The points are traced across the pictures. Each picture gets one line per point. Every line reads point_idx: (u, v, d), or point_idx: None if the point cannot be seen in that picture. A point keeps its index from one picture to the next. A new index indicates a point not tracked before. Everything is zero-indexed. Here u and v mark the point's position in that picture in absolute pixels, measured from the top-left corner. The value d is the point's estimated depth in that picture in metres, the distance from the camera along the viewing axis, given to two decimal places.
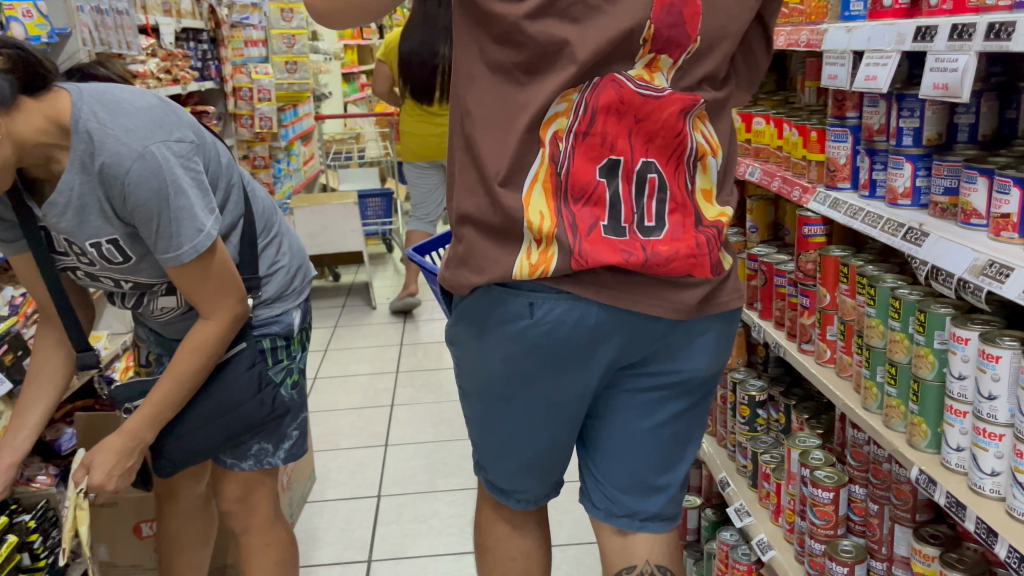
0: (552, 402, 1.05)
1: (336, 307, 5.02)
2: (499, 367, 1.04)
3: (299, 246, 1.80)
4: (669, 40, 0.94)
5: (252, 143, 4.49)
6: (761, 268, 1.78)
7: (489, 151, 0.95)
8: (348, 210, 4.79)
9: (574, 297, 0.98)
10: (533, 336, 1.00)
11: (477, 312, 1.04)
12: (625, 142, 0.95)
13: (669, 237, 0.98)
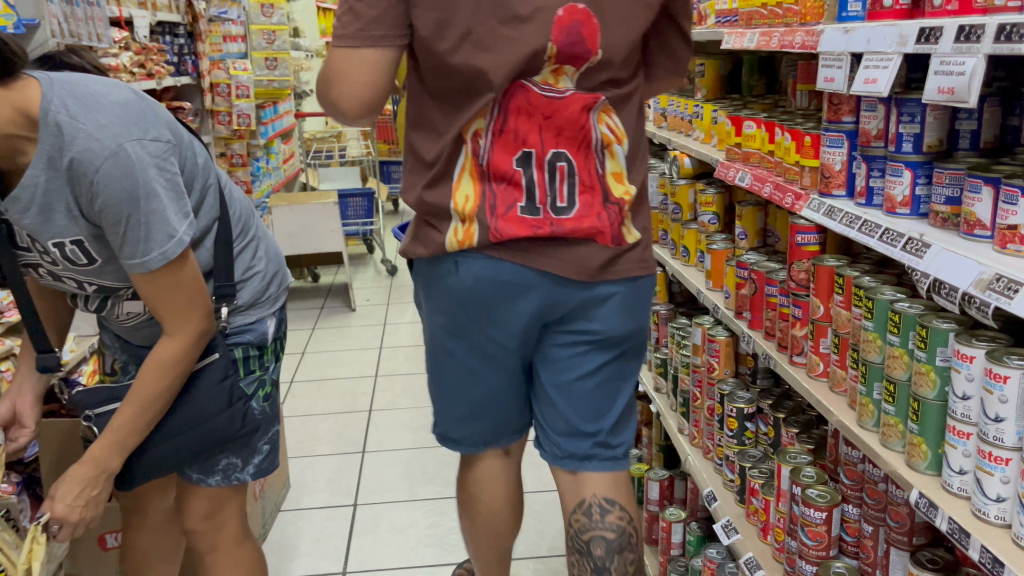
0: (489, 353, 1.26)
1: (315, 308, 4.92)
2: (441, 320, 1.26)
3: (278, 252, 1.72)
4: (572, 54, 1.11)
5: (230, 141, 4.40)
6: (750, 276, 1.73)
7: (429, 158, 1.20)
8: (328, 210, 4.70)
9: (490, 255, 1.19)
10: (459, 291, 1.22)
11: (424, 275, 1.27)
12: (535, 134, 1.15)
13: (577, 215, 1.17)
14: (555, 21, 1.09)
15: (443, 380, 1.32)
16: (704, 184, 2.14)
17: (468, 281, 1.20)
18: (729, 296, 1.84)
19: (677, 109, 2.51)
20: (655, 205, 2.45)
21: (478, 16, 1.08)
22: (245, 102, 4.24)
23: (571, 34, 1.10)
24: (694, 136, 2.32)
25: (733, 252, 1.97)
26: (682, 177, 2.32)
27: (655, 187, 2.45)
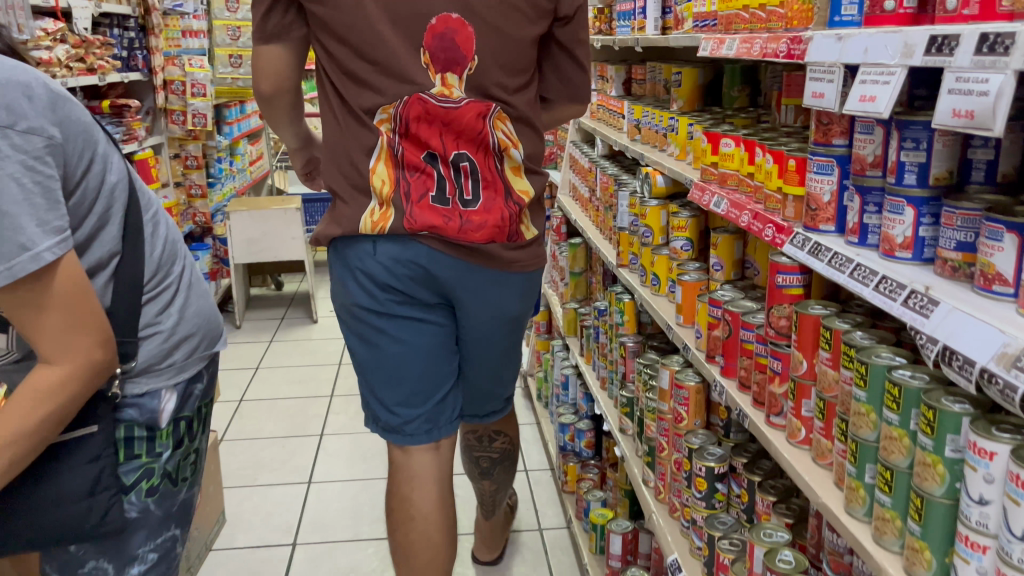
0: (410, 327, 1.60)
1: (275, 319, 4.67)
2: (372, 301, 1.58)
3: (207, 311, 1.47)
4: (448, 61, 1.47)
5: (184, 141, 4.14)
6: (723, 317, 1.51)
7: (352, 144, 1.52)
8: (290, 216, 4.45)
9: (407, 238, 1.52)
10: (381, 271, 1.54)
11: (345, 266, 1.58)
12: (437, 131, 1.50)
13: (481, 209, 1.54)
14: (431, 31, 1.46)
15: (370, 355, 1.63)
16: (677, 207, 1.93)
17: (389, 263, 1.53)
18: (701, 336, 1.62)
19: (651, 122, 2.30)
20: (624, 227, 2.23)
21: (374, 19, 1.45)
22: (201, 101, 3.99)
23: (447, 40, 1.46)
24: (669, 151, 2.12)
25: (707, 285, 1.75)
26: (654, 197, 2.11)
27: (625, 207, 2.24)
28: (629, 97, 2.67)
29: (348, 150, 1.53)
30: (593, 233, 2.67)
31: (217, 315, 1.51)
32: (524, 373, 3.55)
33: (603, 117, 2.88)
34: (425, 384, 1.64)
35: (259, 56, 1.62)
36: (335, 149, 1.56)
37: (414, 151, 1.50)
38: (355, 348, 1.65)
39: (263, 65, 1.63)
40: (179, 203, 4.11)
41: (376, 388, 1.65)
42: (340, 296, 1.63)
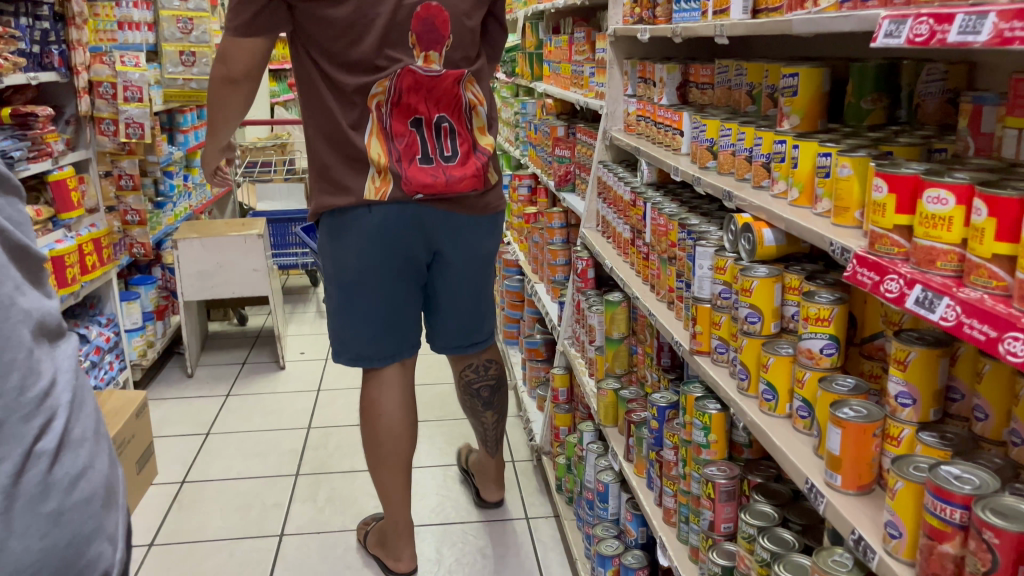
0: (393, 273, 2.03)
1: (235, 365, 3.94)
2: (353, 256, 1.99)
3: (24, 560, 0.79)
4: (430, 40, 1.90)
5: (117, 156, 3.29)
6: (977, 533, 0.81)
7: (336, 110, 1.90)
8: (250, 244, 3.70)
9: (394, 203, 1.96)
10: (371, 229, 1.97)
11: (334, 227, 1.99)
12: (420, 101, 1.93)
13: (460, 163, 2.01)
14: (420, 21, 1.86)
15: (357, 302, 2.03)
16: (812, 287, 1.24)
17: (381, 220, 1.96)
18: (903, 538, 0.92)
19: (739, 146, 1.61)
20: (704, 299, 1.54)
21: (359, 12, 1.80)
22: (136, 106, 3.21)
23: (428, 25, 1.88)
24: (777, 191, 1.43)
25: (885, 428, 1.06)
26: (758, 260, 1.41)
27: (706, 268, 1.54)
28: (691, 107, 1.98)
29: (331, 116, 1.91)
30: (641, 291, 1.97)
31: (61, 568, 0.83)
32: (536, 448, 2.85)
33: (648, 135, 2.20)
34: (385, 330, 2.09)
35: (230, 42, 1.86)
36: (325, 126, 1.94)
37: (401, 122, 1.93)
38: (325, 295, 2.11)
39: (230, 50, 1.87)
40: (114, 231, 3.35)
41: (345, 329, 2.08)
42: (324, 249, 2.04)
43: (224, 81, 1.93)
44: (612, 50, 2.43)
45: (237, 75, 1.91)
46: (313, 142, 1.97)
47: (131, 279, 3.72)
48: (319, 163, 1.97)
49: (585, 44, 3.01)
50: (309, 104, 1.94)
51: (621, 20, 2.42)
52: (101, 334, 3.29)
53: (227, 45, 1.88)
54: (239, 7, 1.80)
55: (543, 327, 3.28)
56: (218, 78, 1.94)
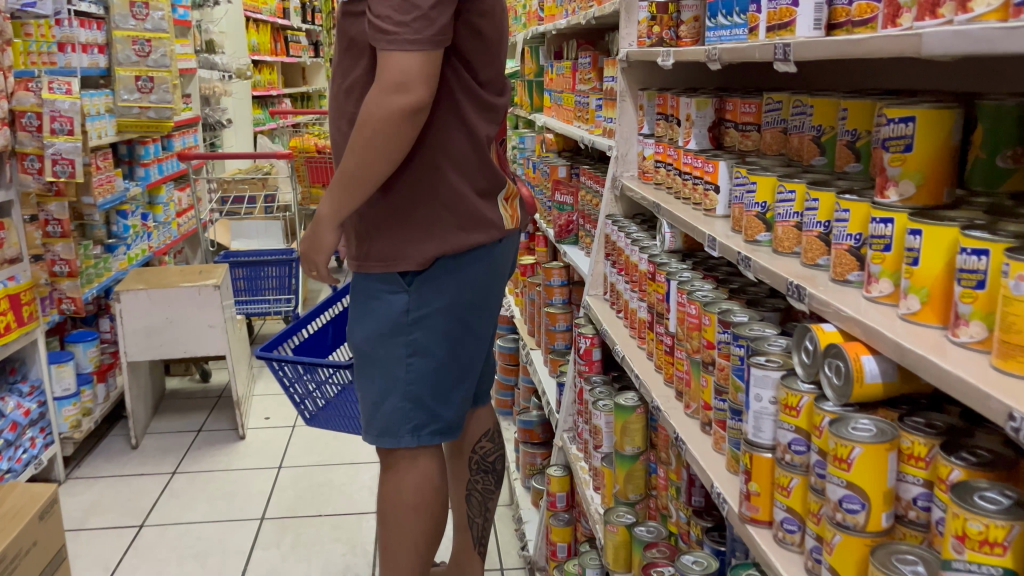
0: (491, 314, 1.88)
1: (189, 432, 3.43)
2: (467, 297, 1.78)
3: None
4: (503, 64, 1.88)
5: (45, 200, 2.80)
6: None
7: (476, 135, 1.71)
8: (206, 297, 3.21)
9: (511, 233, 1.88)
10: (491, 268, 1.82)
11: (440, 269, 1.72)
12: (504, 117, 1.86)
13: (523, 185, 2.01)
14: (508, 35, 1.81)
15: (466, 352, 1.81)
16: (969, 483, 0.75)
17: (504, 253, 1.85)
18: None
19: (809, 217, 1.14)
20: (764, 447, 1.04)
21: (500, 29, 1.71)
22: (64, 140, 2.73)
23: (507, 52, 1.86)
24: (880, 292, 0.95)
25: None
26: (851, 404, 0.91)
27: (766, 402, 1.04)
28: (728, 154, 1.52)
29: (473, 143, 1.71)
30: (662, 398, 1.48)
31: None
32: (529, 558, 2.34)
33: (674, 189, 1.72)
34: (472, 383, 1.86)
35: (410, 56, 1.36)
36: (454, 152, 1.69)
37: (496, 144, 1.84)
38: (402, 362, 1.73)
39: (408, 68, 1.37)
40: (40, 283, 2.83)
41: (437, 391, 1.78)
42: (419, 301, 1.71)
43: (403, 115, 1.39)
44: (625, 79, 1.98)
45: (422, 103, 1.40)
46: (442, 175, 1.69)
47: (68, 336, 3.23)
48: (450, 198, 1.70)
49: (591, 71, 2.55)
50: (439, 130, 1.67)
51: (635, 41, 1.96)
52: (20, 407, 2.79)
53: (401, 63, 1.36)
54: (430, 7, 1.35)
55: (539, 400, 2.78)
56: (395, 109, 1.38)
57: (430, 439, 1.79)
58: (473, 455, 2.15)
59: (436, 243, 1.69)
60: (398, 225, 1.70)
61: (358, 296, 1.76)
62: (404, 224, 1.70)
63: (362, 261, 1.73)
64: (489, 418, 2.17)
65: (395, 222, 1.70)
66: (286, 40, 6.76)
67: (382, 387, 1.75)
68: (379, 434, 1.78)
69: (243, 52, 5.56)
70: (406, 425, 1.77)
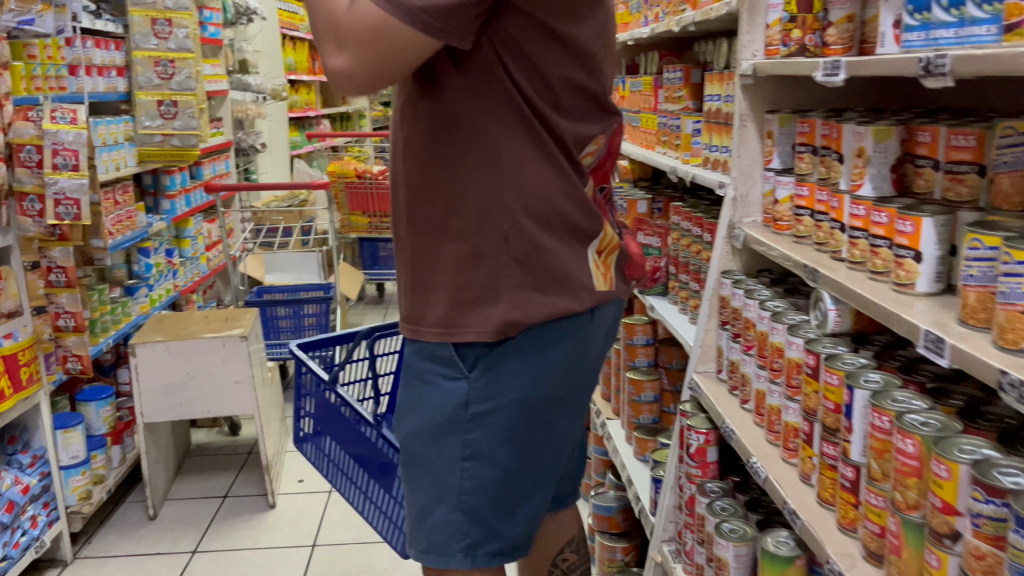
0: (580, 404, 1.43)
1: (214, 499, 3.04)
2: (549, 385, 1.33)
3: None
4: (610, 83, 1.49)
5: (46, 245, 2.42)
6: None
7: (551, 166, 1.28)
8: (229, 351, 2.82)
9: (611, 301, 1.44)
10: (583, 345, 1.37)
11: (513, 353, 1.29)
12: (604, 157, 1.45)
13: (627, 245, 1.58)
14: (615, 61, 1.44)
15: (545, 456, 1.36)
16: None
17: (601, 326, 1.41)
18: None
19: None
20: None
21: (584, 38, 1.31)
22: (68, 176, 2.36)
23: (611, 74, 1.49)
24: None
25: None
26: None
27: None
28: (932, 207, 1.08)
29: (548, 176, 1.27)
30: (846, 561, 1.02)
31: None
32: None
33: (831, 246, 1.28)
34: (549, 493, 1.40)
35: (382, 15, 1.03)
36: (525, 187, 1.25)
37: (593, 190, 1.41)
38: (456, 466, 1.31)
39: (366, 21, 1.04)
40: (43, 338, 2.46)
41: (501, 503, 1.34)
42: (482, 391, 1.29)
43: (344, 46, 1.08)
44: (746, 99, 1.54)
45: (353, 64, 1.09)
46: (518, 218, 1.25)
47: (79, 393, 2.87)
48: (528, 250, 1.27)
49: (683, 88, 2.12)
50: (503, 161, 1.24)
51: (761, 50, 1.53)
52: (18, 483, 2.41)
53: (365, 15, 1.04)
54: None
55: (616, 480, 2.33)
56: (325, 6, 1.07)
57: (487, 562, 1.34)
58: (553, 571, 1.69)
59: (507, 308, 1.26)
60: (459, 285, 1.27)
61: (409, 376, 1.36)
62: (463, 284, 1.27)
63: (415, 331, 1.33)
64: (574, 522, 1.69)
65: (455, 280, 1.27)
66: None
67: (432, 492, 1.33)
68: (425, 549, 1.35)
69: (278, 73, 5.24)
70: (458, 542, 1.33)
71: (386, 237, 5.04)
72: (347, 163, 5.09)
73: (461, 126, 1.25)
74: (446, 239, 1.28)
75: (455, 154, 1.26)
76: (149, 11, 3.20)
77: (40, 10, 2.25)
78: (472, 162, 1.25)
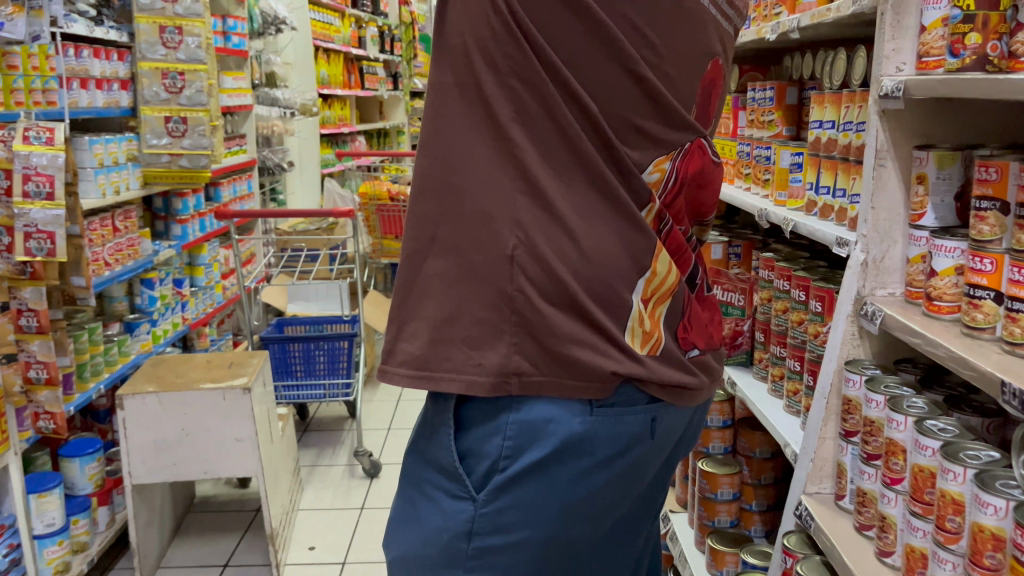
0: (622, 530, 1.13)
1: (212, 568, 2.67)
2: (577, 517, 1.04)
3: None
4: (706, 93, 1.11)
5: (15, 283, 2.08)
6: None
7: (572, 172, 0.98)
8: (229, 405, 2.47)
9: (680, 407, 1.09)
10: (631, 468, 1.06)
11: (535, 476, 1.00)
12: (677, 188, 1.05)
13: (703, 298, 1.16)
14: (702, 70, 1.07)
15: None
16: None
17: (662, 438, 1.08)
18: None
19: None
20: None
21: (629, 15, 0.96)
22: (41, 206, 2.02)
23: (709, 90, 1.12)
24: None
25: None
26: None
27: None
28: None
29: (564, 184, 0.98)
30: None
31: None
32: None
33: None
34: None
35: None
36: (530, 193, 0.96)
37: (656, 224, 1.03)
38: None
39: None
40: (12, 391, 2.12)
41: None
42: (492, 522, 1.01)
43: None
44: (887, 129, 1.13)
45: None
46: (526, 232, 0.96)
47: (62, 448, 2.54)
48: (539, 278, 0.97)
49: (774, 111, 1.70)
50: (505, 156, 0.97)
51: (909, 64, 1.11)
52: None
53: None
54: None
55: None
56: None
57: None
58: None
59: (510, 351, 0.98)
60: (444, 316, 0.99)
61: (410, 485, 1.09)
62: (454, 312, 0.99)
63: (422, 427, 1.07)
64: None
65: (442, 305, 1.00)
66: (362, 72, 6.17)
67: None
68: None
69: (310, 85, 4.91)
70: None
71: None
72: (381, 183, 4.73)
73: (463, 111, 0.99)
74: (435, 252, 1.01)
75: (453, 146, 0.99)
76: (158, 18, 2.88)
77: (12, 13, 1.92)
78: (460, 147, 0.99)
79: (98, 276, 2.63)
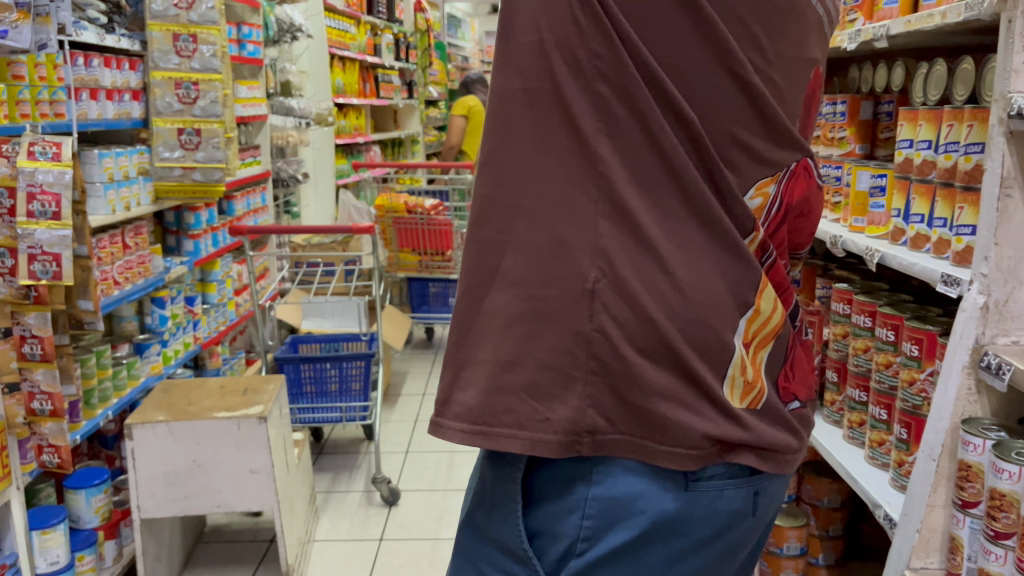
0: None
1: None
2: None
3: None
4: (809, 106, 0.95)
5: (19, 309, 1.94)
6: None
7: (663, 193, 0.83)
8: (244, 434, 2.32)
9: (783, 477, 0.94)
10: (727, 549, 0.90)
11: (620, 561, 0.85)
12: (780, 216, 0.90)
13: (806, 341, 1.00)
14: (807, 78, 0.91)
15: None
16: None
17: (761, 515, 0.93)
18: None
19: None
20: None
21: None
22: (47, 226, 1.89)
23: (811, 102, 0.96)
24: None
25: None
26: None
27: None
28: None
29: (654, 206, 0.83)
30: None
31: None
32: None
33: None
34: None
35: None
36: (616, 216, 0.81)
37: (758, 255, 0.87)
38: None
39: None
40: (15, 424, 1.99)
41: None
42: None
43: None
44: (1015, 154, 1.01)
45: None
46: (611, 263, 0.81)
47: (68, 479, 2.40)
48: (623, 317, 0.81)
49: (847, 126, 1.55)
50: (587, 173, 0.82)
51: None
52: None
53: None
54: None
55: None
56: None
57: None
58: None
59: (583, 403, 0.83)
60: (506, 359, 0.83)
61: (463, 560, 0.93)
62: (518, 356, 0.83)
63: (479, 494, 0.90)
64: None
65: (502, 345, 0.84)
66: (376, 80, 6.04)
67: None
68: None
69: (325, 94, 4.78)
70: None
71: (436, 276, 4.53)
72: (397, 194, 4.59)
73: (536, 118, 0.84)
74: (496, 285, 0.85)
75: (524, 161, 0.84)
76: (172, 25, 2.74)
77: (16, 20, 1.78)
78: (532, 161, 0.83)
79: (106, 296, 2.49)
